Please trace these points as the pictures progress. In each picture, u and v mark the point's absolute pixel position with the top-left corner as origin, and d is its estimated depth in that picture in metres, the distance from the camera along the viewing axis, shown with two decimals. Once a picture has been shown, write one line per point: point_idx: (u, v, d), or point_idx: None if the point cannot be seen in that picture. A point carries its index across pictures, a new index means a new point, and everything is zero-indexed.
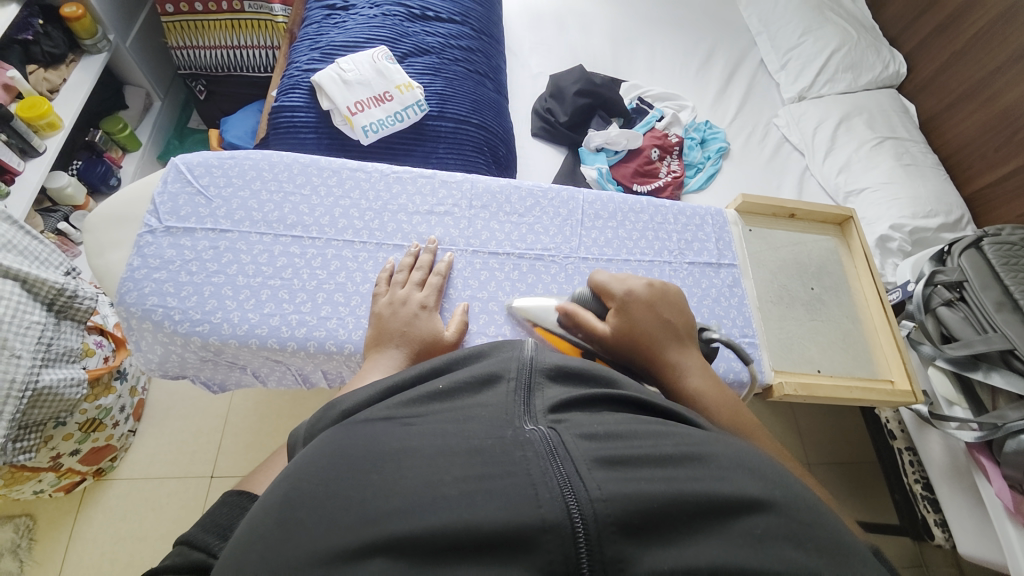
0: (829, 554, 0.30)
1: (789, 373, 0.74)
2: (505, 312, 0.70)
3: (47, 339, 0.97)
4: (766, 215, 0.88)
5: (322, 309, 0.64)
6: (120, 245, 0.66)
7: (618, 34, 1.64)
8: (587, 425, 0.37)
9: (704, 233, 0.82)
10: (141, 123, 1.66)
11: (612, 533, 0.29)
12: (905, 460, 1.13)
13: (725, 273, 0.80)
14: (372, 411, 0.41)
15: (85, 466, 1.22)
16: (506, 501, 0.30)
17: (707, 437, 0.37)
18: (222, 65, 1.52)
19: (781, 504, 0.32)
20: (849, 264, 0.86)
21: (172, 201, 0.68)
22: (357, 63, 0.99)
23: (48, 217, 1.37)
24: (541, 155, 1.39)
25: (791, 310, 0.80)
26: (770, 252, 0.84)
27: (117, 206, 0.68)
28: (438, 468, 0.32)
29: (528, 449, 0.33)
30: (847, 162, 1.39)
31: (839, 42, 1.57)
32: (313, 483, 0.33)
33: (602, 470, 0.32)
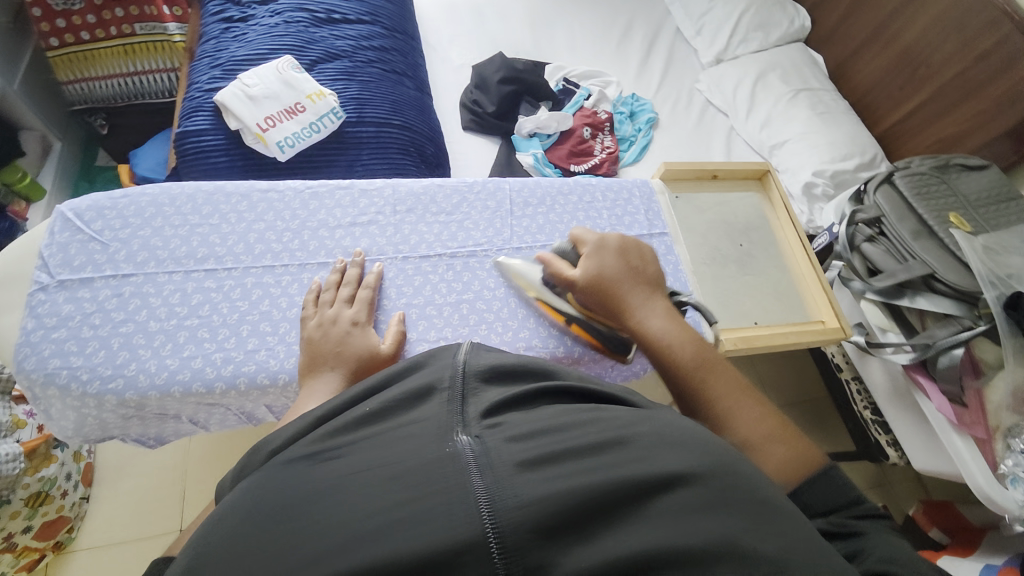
0: (741, 512, 0.34)
1: (730, 329, 0.77)
2: (444, 315, 0.68)
3: None
4: (691, 179, 0.89)
5: (248, 343, 0.61)
6: (8, 309, 0.61)
7: (536, 17, 1.63)
8: (516, 427, 0.39)
9: (633, 206, 0.83)
10: (42, 168, 1.52)
11: (529, 539, 0.31)
12: (853, 390, 1.21)
13: (658, 242, 0.80)
14: (294, 447, 0.41)
15: (40, 543, 1.14)
16: (428, 529, 0.31)
17: (635, 419, 0.40)
18: (121, 95, 1.42)
19: (701, 475, 0.35)
20: (772, 217, 0.89)
21: (62, 252, 0.62)
22: (261, 77, 0.93)
23: None
24: (475, 147, 1.38)
25: (724, 269, 0.82)
26: (699, 215, 0.86)
27: (3, 266, 0.62)
28: (365, 504, 0.34)
29: (449, 465, 0.35)
30: (768, 116, 1.44)
31: (746, 3, 1.62)
32: (235, 544, 0.33)
33: (522, 476, 0.34)
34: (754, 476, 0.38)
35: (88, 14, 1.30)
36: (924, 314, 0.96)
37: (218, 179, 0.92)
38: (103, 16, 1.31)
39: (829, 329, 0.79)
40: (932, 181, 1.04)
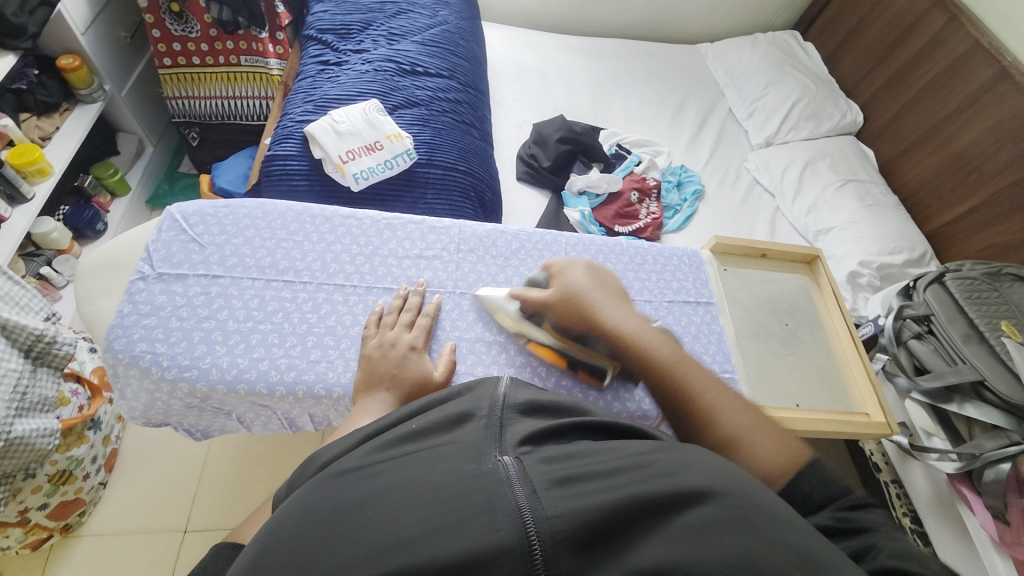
0: (760, 531, 0.35)
1: (771, 409, 0.75)
2: (491, 353, 0.72)
3: (23, 387, 0.98)
4: (739, 255, 0.91)
5: (311, 353, 0.65)
6: (111, 293, 0.68)
7: (596, 87, 1.75)
8: (548, 450, 0.42)
9: (682, 273, 0.83)
10: (132, 168, 1.68)
11: (566, 550, 0.33)
12: (892, 493, 1.13)
13: (703, 310, 0.81)
14: (350, 457, 0.45)
15: (52, 521, 1.16)
16: (465, 533, 0.33)
17: (657, 448, 0.42)
18: (216, 114, 1.57)
19: (720, 494, 0.37)
20: (820, 301, 0.90)
21: (165, 248, 0.69)
22: (349, 115, 1.03)
23: (30, 262, 1.35)
24: (527, 198, 1.45)
25: (768, 346, 0.82)
26: (745, 290, 0.87)
27: (113, 255, 0.70)
28: (412, 507, 0.36)
29: (487, 477, 0.37)
30: (815, 202, 1.47)
31: (798, 95, 1.69)
32: (289, 548, 0.36)
33: (556, 490, 0.36)
34: (773, 502, 0.39)
35: (201, 43, 1.47)
36: (972, 423, 0.93)
37: (295, 199, 1.00)
38: (215, 45, 1.48)
39: (874, 423, 0.77)
40: (984, 287, 1.02)
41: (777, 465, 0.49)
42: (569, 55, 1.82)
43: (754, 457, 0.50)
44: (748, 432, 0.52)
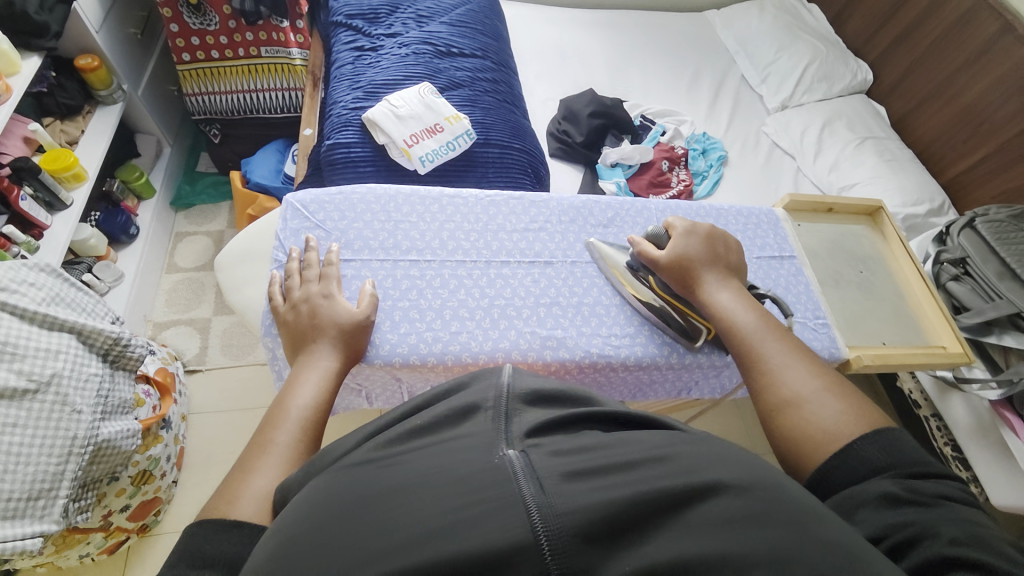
0: (783, 524, 0.37)
1: (862, 347, 0.83)
2: (612, 314, 0.80)
3: (105, 391, 0.97)
4: (808, 211, 0.98)
5: (451, 325, 0.74)
6: (254, 281, 0.78)
7: (612, 60, 1.76)
8: (559, 442, 0.42)
9: (764, 230, 0.91)
10: (153, 168, 1.65)
11: (576, 543, 0.34)
12: (932, 426, 1.22)
13: (789, 264, 0.89)
14: (354, 454, 0.46)
15: (132, 523, 1.17)
16: (477, 541, 0.34)
17: (677, 441, 0.44)
18: (238, 108, 1.55)
19: (742, 487, 0.39)
20: (886, 247, 0.96)
21: (294, 235, 0.77)
22: (405, 99, 1.04)
23: (72, 270, 1.34)
24: (562, 174, 1.48)
25: (849, 291, 0.89)
26: (820, 242, 0.94)
27: (249, 247, 0.80)
28: (434, 503, 0.37)
29: (494, 476, 0.38)
30: (836, 161, 1.54)
31: (811, 56, 1.75)
32: (294, 567, 0.35)
33: (567, 483, 0.37)
34: (799, 492, 0.40)
35: (220, 36, 1.44)
36: (1009, 352, 1.02)
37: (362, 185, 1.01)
38: (234, 38, 1.44)
39: (952, 353, 0.84)
40: (1012, 228, 1.09)
41: (833, 435, 0.57)
42: (584, 30, 1.83)
43: (817, 419, 0.60)
44: (818, 399, 0.61)
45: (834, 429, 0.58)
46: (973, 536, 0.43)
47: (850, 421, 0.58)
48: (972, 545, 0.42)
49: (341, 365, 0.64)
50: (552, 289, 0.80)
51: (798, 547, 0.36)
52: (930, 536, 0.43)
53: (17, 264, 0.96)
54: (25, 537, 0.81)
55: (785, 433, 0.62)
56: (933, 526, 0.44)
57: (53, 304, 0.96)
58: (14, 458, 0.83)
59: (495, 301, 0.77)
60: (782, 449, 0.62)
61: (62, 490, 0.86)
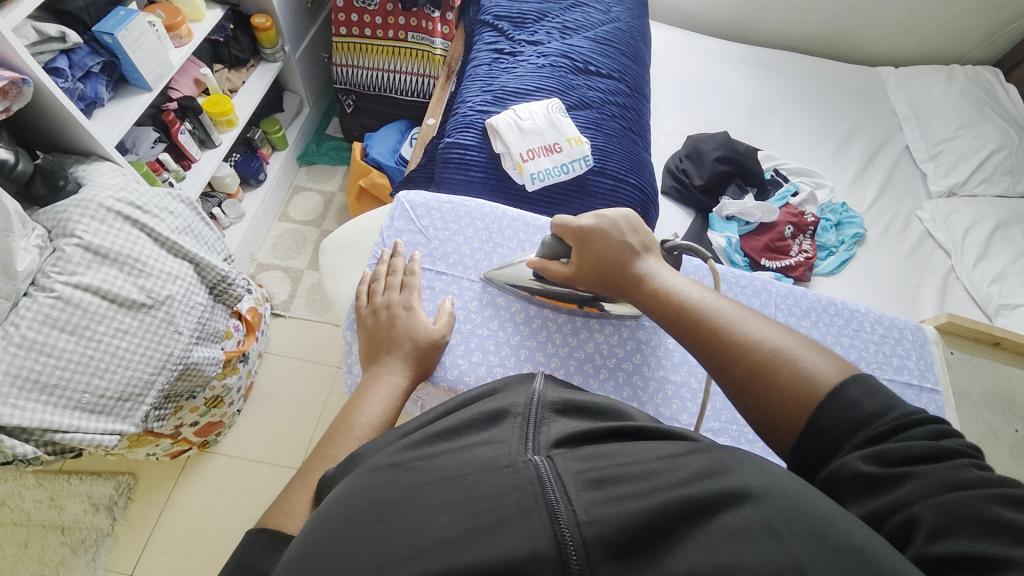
0: (807, 534, 0.31)
1: None
2: (697, 401, 0.73)
3: (204, 319, 1.07)
4: (968, 338, 0.87)
5: (523, 366, 0.72)
6: (347, 270, 0.82)
7: (754, 102, 1.62)
8: (582, 448, 0.39)
9: (905, 349, 0.82)
10: (292, 125, 1.81)
11: (601, 555, 0.32)
12: None
13: (928, 398, 0.79)
14: (382, 455, 0.42)
15: (196, 438, 1.29)
16: (501, 538, 0.32)
17: (690, 446, 0.39)
18: (374, 85, 1.64)
19: (761, 494, 0.33)
20: None
21: (396, 236, 0.79)
22: (532, 112, 1.03)
23: (207, 201, 1.50)
24: (669, 213, 1.39)
25: (998, 452, 0.87)
26: (976, 380, 0.87)
27: (351, 238, 0.84)
28: (453, 503, 0.35)
29: (520, 477, 0.36)
30: (1002, 272, 1.30)
31: (999, 143, 1.48)
32: (327, 544, 0.34)
33: (589, 492, 0.34)
34: (815, 496, 0.34)
35: (376, 16, 1.53)
36: None
37: (469, 190, 1.01)
38: (388, 20, 1.53)
39: None
40: None
41: (821, 382, 0.50)
42: (731, 66, 1.70)
43: (797, 373, 0.52)
44: (793, 352, 0.54)
45: (815, 376, 0.51)
46: (955, 510, 0.36)
47: (832, 366, 0.52)
48: (956, 529, 0.35)
49: (409, 383, 0.63)
50: (638, 355, 0.75)
51: (817, 555, 0.30)
52: (913, 525, 0.36)
53: (163, 192, 1.07)
54: (104, 432, 0.91)
55: (765, 405, 0.52)
56: (912, 508, 0.37)
57: (183, 234, 1.07)
58: (114, 359, 0.92)
59: (573, 353, 0.74)
60: (768, 425, 0.52)
61: (148, 396, 0.97)
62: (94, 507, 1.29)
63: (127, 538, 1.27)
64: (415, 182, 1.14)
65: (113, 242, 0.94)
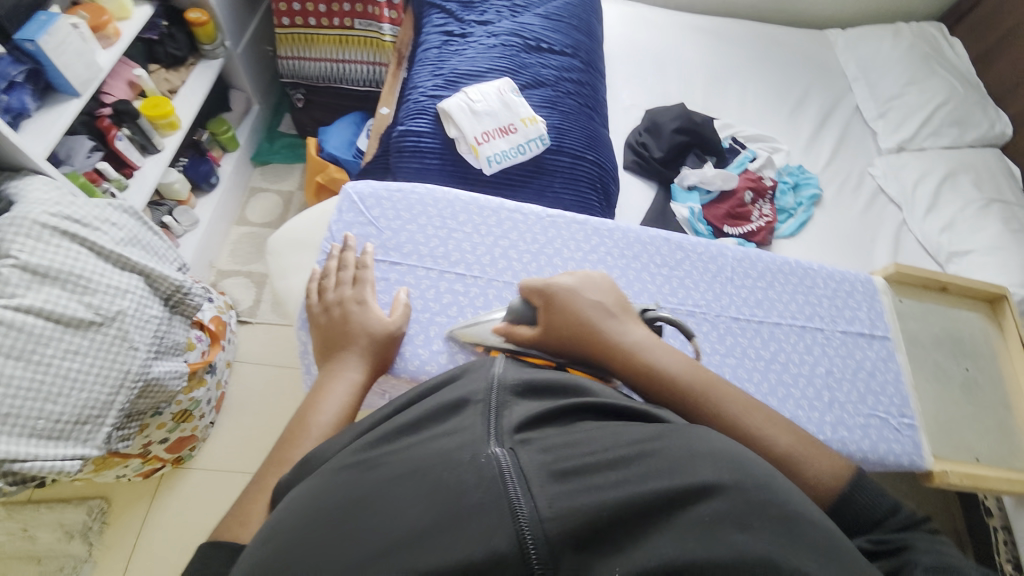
0: (774, 525, 0.32)
1: (949, 460, 0.80)
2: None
3: (161, 332, 1.01)
4: (916, 285, 0.92)
5: None
6: (299, 269, 0.79)
7: (709, 72, 1.63)
8: (547, 437, 0.38)
9: (856, 302, 0.85)
10: (240, 125, 1.73)
11: (566, 550, 0.30)
12: (1000, 540, 1.11)
13: (879, 345, 0.84)
14: (343, 455, 0.40)
15: (168, 454, 1.25)
16: (459, 540, 0.30)
17: (661, 431, 0.38)
18: (324, 76, 1.58)
19: (732, 486, 0.33)
20: (1002, 344, 0.92)
21: (346, 228, 0.77)
22: (484, 94, 1.01)
23: (156, 211, 1.45)
24: (632, 188, 1.39)
25: (950, 392, 0.86)
26: (926, 326, 0.90)
27: (299, 235, 0.82)
28: (407, 506, 0.32)
29: (481, 472, 0.33)
30: (950, 220, 1.35)
31: (943, 96, 1.53)
32: (281, 558, 0.32)
33: (553, 485, 0.33)
34: (786, 488, 0.35)
35: (319, 4, 1.47)
36: None
37: (426, 178, 0.99)
38: (332, 7, 1.48)
39: None
40: None
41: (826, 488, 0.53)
42: (685, 36, 1.70)
43: (804, 479, 0.54)
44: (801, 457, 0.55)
45: (826, 483, 0.54)
46: (948, 565, 0.42)
47: (833, 465, 0.55)
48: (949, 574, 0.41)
49: (367, 378, 0.62)
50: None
51: (786, 547, 0.31)
52: (911, 566, 0.43)
53: (103, 202, 1.02)
54: (64, 457, 0.86)
55: None
56: (914, 556, 0.44)
57: (129, 245, 1.02)
58: (67, 382, 0.87)
59: None
60: None
61: (108, 417, 0.92)
62: (67, 535, 1.25)
63: (105, 563, 1.23)
64: (371, 174, 1.11)
65: (51, 261, 0.88)
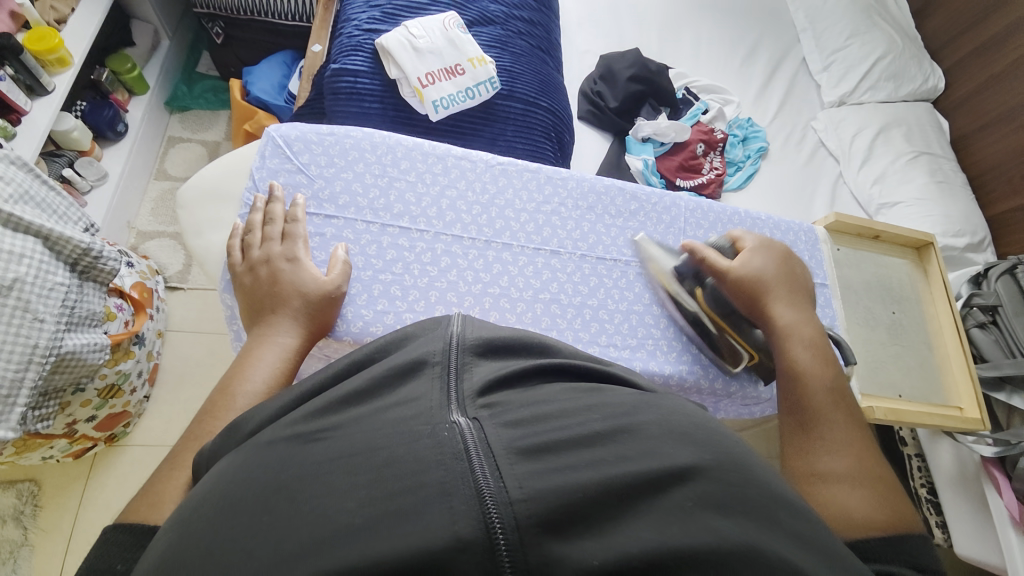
0: (753, 512, 0.31)
1: (874, 397, 0.86)
2: (614, 322, 0.76)
3: (71, 301, 0.90)
4: (852, 234, 0.97)
5: (435, 309, 0.69)
6: (219, 224, 0.71)
7: (664, 17, 1.58)
8: (513, 409, 0.35)
9: (799, 251, 0.89)
10: (148, 63, 1.52)
11: (536, 534, 0.27)
12: (914, 465, 1.26)
13: (818, 292, 0.88)
14: (267, 431, 0.37)
15: (99, 432, 1.16)
16: (417, 528, 0.26)
17: (638, 405, 0.36)
18: (245, 8, 1.40)
19: (711, 468, 0.32)
20: (926, 289, 1.00)
21: (271, 177, 0.70)
22: (427, 30, 0.92)
23: (52, 163, 1.26)
24: (588, 140, 1.36)
25: (877, 334, 0.93)
26: (859, 273, 0.95)
27: (217, 185, 0.73)
28: (351, 489, 0.29)
29: (442, 451, 0.30)
30: (883, 173, 1.42)
31: (884, 49, 1.57)
32: (203, 541, 0.29)
33: (523, 463, 0.30)
34: (766, 474, 0.34)
35: None
36: (1012, 413, 1.07)
37: (367, 125, 0.91)
38: None
39: (968, 417, 0.92)
40: None
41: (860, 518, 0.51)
42: None
43: (841, 499, 0.53)
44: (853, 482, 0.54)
45: (867, 518, 0.51)
46: None
47: (884, 508, 0.52)
48: None
49: (303, 342, 0.58)
50: (554, 284, 0.75)
51: (770, 540, 0.30)
52: None
53: None
54: None
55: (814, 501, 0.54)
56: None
57: (20, 202, 0.88)
58: None
59: (487, 289, 0.72)
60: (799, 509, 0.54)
61: (20, 397, 0.82)
62: None
63: (40, 548, 1.15)
64: (305, 120, 1.01)
65: None
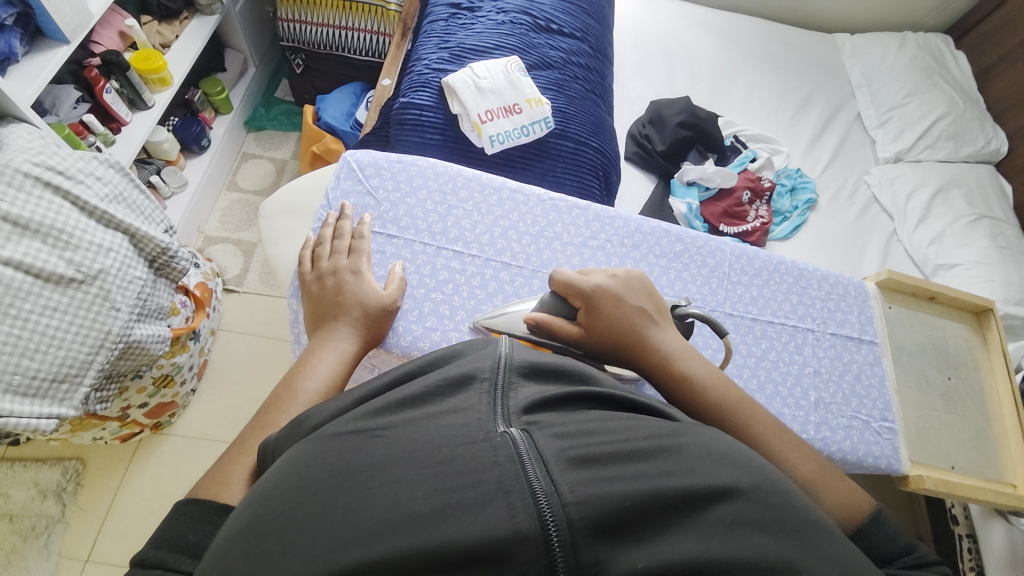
0: (793, 531, 0.31)
1: (925, 466, 0.82)
2: None
3: (145, 295, 0.99)
4: (906, 293, 0.94)
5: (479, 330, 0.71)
6: (292, 236, 0.78)
7: (716, 68, 1.62)
8: (559, 423, 0.36)
9: (848, 305, 0.87)
10: (235, 86, 1.68)
11: (587, 536, 0.29)
12: (963, 546, 1.16)
13: (866, 349, 0.86)
14: (337, 422, 0.39)
15: (147, 419, 1.23)
16: (480, 517, 0.29)
17: (675, 429, 0.37)
18: (326, 43, 1.54)
19: (750, 490, 0.32)
20: (984, 355, 0.95)
21: (343, 196, 0.76)
22: (490, 71, 0.99)
23: (142, 169, 1.40)
24: (632, 179, 1.39)
25: (931, 400, 0.88)
26: (912, 334, 0.92)
27: (295, 200, 0.80)
28: (418, 480, 0.31)
29: (498, 452, 0.32)
30: (940, 234, 1.37)
31: (943, 109, 1.54)
32: (279, 515, 0.32)
33: (574, 471, 0.32)
34: (800, 498, 0.35)
35: None
36: None
37: (427, 153, 0.97)
38: None
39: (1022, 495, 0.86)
40: None
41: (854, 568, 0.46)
42: (695, 30, 1.68)
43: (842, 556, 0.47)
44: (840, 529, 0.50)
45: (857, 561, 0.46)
46: None
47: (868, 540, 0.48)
48: None
49: (359, 349, 0.61)
50: None
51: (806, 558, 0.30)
52: None
53: (88, 155, 0.97)
54: (41, 415, 0.84)
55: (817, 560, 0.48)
56: None
57: (113, 202, 0.98)
58: (46, 339, 0.84)
59: None
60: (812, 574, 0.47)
61: (86, 377, 0.89)
62: (42, 493, 1.23)
63: (78, 525, 1.22)
64: (370, 145, 1.09)
65: (36, 213, 0.85)
